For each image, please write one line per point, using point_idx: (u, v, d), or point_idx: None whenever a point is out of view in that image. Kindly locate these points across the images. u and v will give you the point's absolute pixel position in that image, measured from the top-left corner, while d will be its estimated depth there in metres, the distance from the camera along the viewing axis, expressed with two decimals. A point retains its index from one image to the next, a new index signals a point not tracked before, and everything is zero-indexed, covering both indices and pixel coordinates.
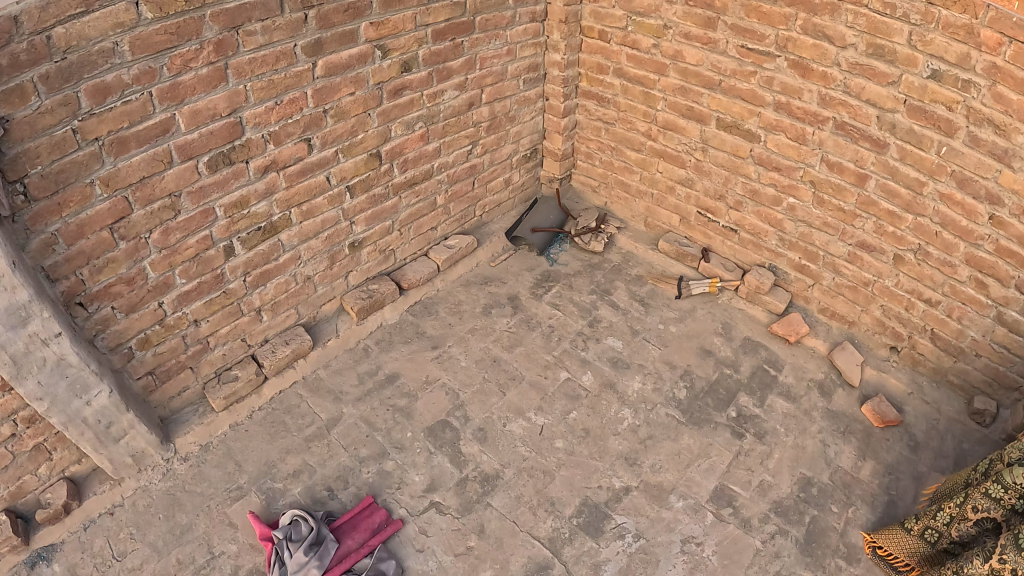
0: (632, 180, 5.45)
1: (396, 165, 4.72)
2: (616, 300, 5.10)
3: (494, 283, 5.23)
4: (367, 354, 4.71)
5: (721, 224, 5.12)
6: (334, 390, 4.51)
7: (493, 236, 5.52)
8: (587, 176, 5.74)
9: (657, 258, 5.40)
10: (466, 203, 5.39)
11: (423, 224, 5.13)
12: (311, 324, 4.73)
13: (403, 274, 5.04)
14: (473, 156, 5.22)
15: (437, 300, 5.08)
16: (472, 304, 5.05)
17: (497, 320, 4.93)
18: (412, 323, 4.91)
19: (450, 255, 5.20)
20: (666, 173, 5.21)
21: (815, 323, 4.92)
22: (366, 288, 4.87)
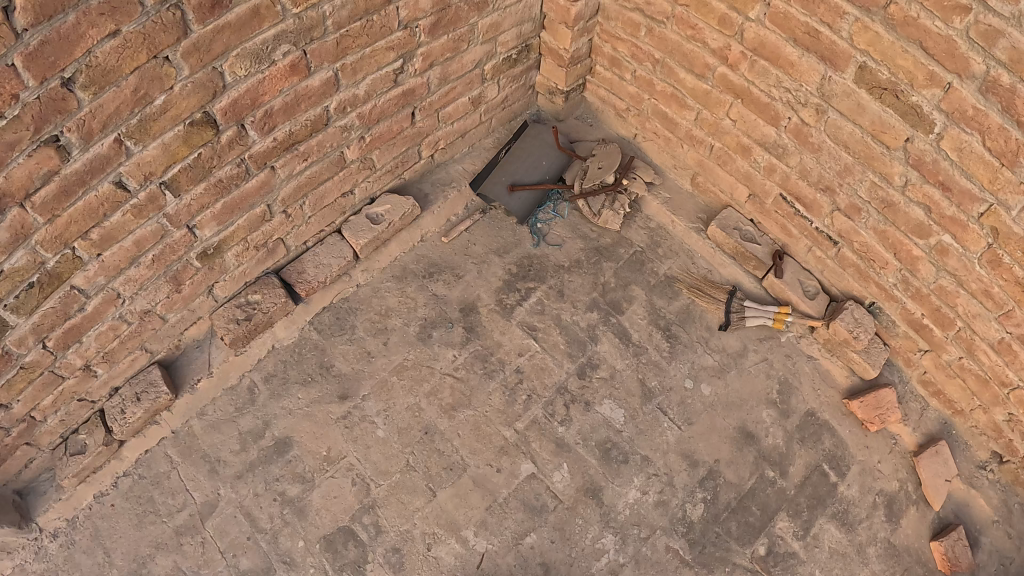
0: (689, 117, 3.37)
1: (247, 124, 2.65)
2: (621, 328, 3.37)
3: (448, 271, 3.52)
4: (251, 402, 3.33)
5: (814, 227, 3.24)
6: (210, 457, 3.23)
7: (448, 191, 3.63)
8: (616, 94, 3.64)
9: (706, 252, 3.59)
10: (402, 145, 3.36)
11: (327, 194, 3.24)
12: (177, 357, 3.31)
13: (300, 273, 3.39)
14: (402, 74, 3.03)
15: (359, 307, 3.48)
16: (404, 320, 3.42)
17: (442, 355, 3.32)
18: (315, 347, 3.42)
19: (372, 237, 3.43)
20: (747, 120, 3.13)
21: (908, 398, 3.36)
22: (245, 301, 3.32)
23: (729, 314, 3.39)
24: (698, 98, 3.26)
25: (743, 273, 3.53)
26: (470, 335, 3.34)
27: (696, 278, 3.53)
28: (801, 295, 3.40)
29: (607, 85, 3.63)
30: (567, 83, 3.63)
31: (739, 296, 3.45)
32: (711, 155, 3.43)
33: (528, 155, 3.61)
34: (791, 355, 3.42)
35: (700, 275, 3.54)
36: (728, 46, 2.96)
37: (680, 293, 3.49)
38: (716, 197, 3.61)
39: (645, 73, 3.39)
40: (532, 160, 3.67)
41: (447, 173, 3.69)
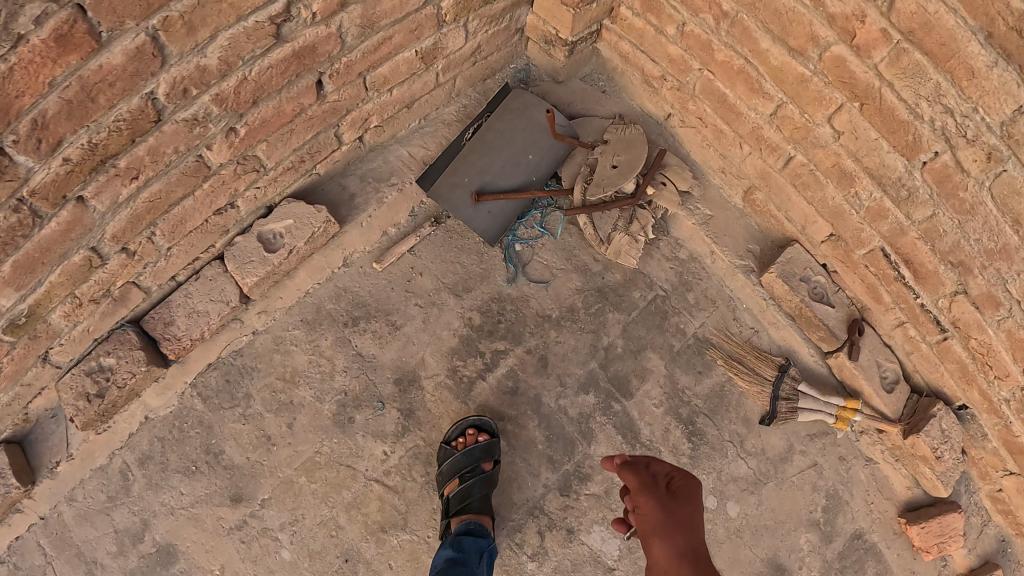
0: (767, 111, 2.24)
1: (6, 146, 1.54)
2: (626, 422, 2.40)
3: (379, 317, 2.44)
4: (126, 493, 2.39)
5: (920, 303, 2.23)
6: (79, 562, 2.35)
7: (382, 192, 2.51)
8: (651, 56, 2.48)
9: (754, 305, 2.54)
10: (301, 129, 2.25)
11: (191, 216, 2.18)
12: (30, 432, 2.31)
13: (165, 326, 2.34)
14: (283, 25, 1.88)
15: (257, 366, 2.45)
16: (315, 393, 2.41)
17: (369, 451, 2.36)
18: (200, 423, 2.44)
19: (266, 272, 2.35)
20: (856, 135, 2.03)
21: (969, 512, 2.51)
22: (98, 366, 2.28)
23: (777, 404, 2.42)
24: (786, 89, 2.13)
25: (799, 338, 2.52)
26: (407, 422, 2.36)
27: (738, 344, 2.50)
28: (878, 387, 2.44)
29: (637, 37, 2.47)
30: (575, 32, 2.45)
31: (791, 375, 2.46)
32: (783, 170, 2.34)
33: (502, 148, 2.44)
34: (845, 459, 2.53)
35: (741, 341, 2.51)
36: (860, 15, 1.79)
37: (712, 365, 2.49)
38: (778, 224, 2.52)
39: (700, 28, 2.22)
40: (511, 152, 2.45)
41: (385, 164, 2.55)
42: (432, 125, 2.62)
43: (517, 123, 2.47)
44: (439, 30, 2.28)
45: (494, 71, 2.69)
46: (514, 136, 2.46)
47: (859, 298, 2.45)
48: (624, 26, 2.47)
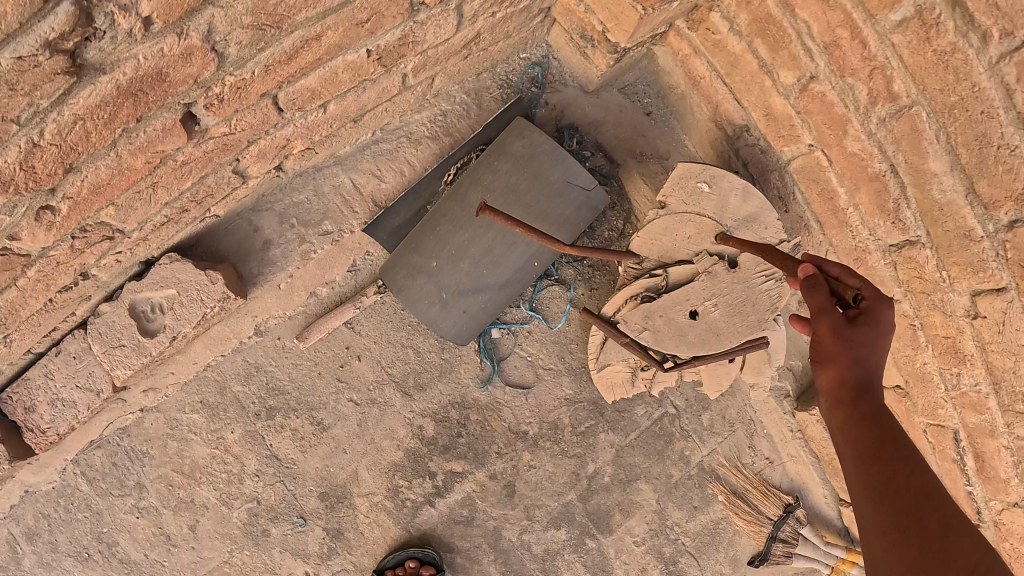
0: (889, 240, 1.56)
1: None
2: (598, 561, 2.04)
3: (302, 413, 1.87)
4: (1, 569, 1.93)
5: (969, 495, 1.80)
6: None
7: (309, 242, 1.81)
8: (737, 95, 1.69)
9: (777, 432, 2.06)
10: (170, 180, 1.46)
11: (21, 300, 1.45)
12: None
13: (26, 413, 1.70)
14: (84, 46, 1.05)
15: (148, 452, 1.88)
16: (222, 494, 1.89)
17: (286, 568, 1.94)
18: (88, 507, 1.89)
19: (147, 361, 1.71)
20: (1000, 329, 1.42)
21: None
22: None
23: (775, 548, 2.05)
24: (934, 230, 1.44)
25: (816, 476, 2.05)
26: (333, 544, 1.91)
27: (748, 477, 2.07)
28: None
29: (725, 62, 1.67)
30: (634, 38, 1.59)
31: (797, 517, 2.05)
32: None
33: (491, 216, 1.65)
34: None
35: (752, 475, 2.07)
36: None
37: (710, 500, 2.08)
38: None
39: (837, 98, 1.45)
40: (504, 226, 1.65)
41: (318, 199, 1.80)
42: (391, 138, 1.81)
43: (519, 184, 1.65)
44: (411, 17, 1.39)
45: (496, 62, 1.83)
46: (509, 207, 1.65)
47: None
48: (708, 40, 1.67)
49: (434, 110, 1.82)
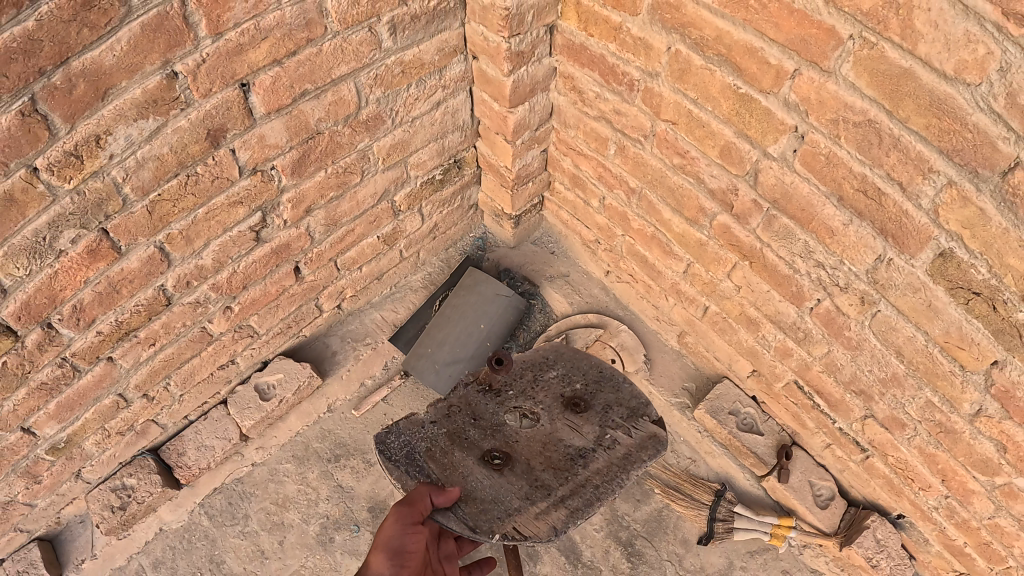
0: (682, 268, 2.68)
1: (54, 323, 2.30)
2: (568, 544, 2.69)
3: (355, 455, 2.85)
4: None
5: (838, 428, 2.64)
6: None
7: (359, 349, 2.92)
8: (581, 220, 2.86)
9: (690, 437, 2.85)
10: (286, 303, 2.72)
11: (200, 370, 2.76)
12: (61, 532, 3.07)
13: (179, 456, 2.88)
14: (263, 230, 2.46)
15: (253, 492, 2.91)
16: (302, 515, 2.83)
17: (345, 567, 2.75)
18: (205, 537, 2.94)
19: (260, 417, 2.81)
20: (752, 289, 2.53)
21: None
22: (121, 484, 2.93)
23: (714, 526, 2.71)
24: (692, 251, 2.61)
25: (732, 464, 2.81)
26: None
27: (675, 474, 2.81)
28: (811, 505, 2.75)
29: (569, 210, 2.89)
30: (517, 207, 2.88)
31: (727, 499, 2.76)
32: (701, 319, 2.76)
33: (462, 313, 2.77)
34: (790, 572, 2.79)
35: (679, 471, 2.81)
36: (733, 188, 2.36)
37: (650, 494, 2.78)
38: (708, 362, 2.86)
39: (618, 204, 2.70)
40: (470, 320, 2.76)
41: (363, 325, 2.95)
42: (401, 292, 3.04)
43: (471, 296, 2.80)
44: (397, 218, 2.75)
45: (457, 241, 3.09)
46: (469, 313, 2.77)
47: (788, 424, 2.79)
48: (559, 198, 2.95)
49: (424, 270, 3.00)
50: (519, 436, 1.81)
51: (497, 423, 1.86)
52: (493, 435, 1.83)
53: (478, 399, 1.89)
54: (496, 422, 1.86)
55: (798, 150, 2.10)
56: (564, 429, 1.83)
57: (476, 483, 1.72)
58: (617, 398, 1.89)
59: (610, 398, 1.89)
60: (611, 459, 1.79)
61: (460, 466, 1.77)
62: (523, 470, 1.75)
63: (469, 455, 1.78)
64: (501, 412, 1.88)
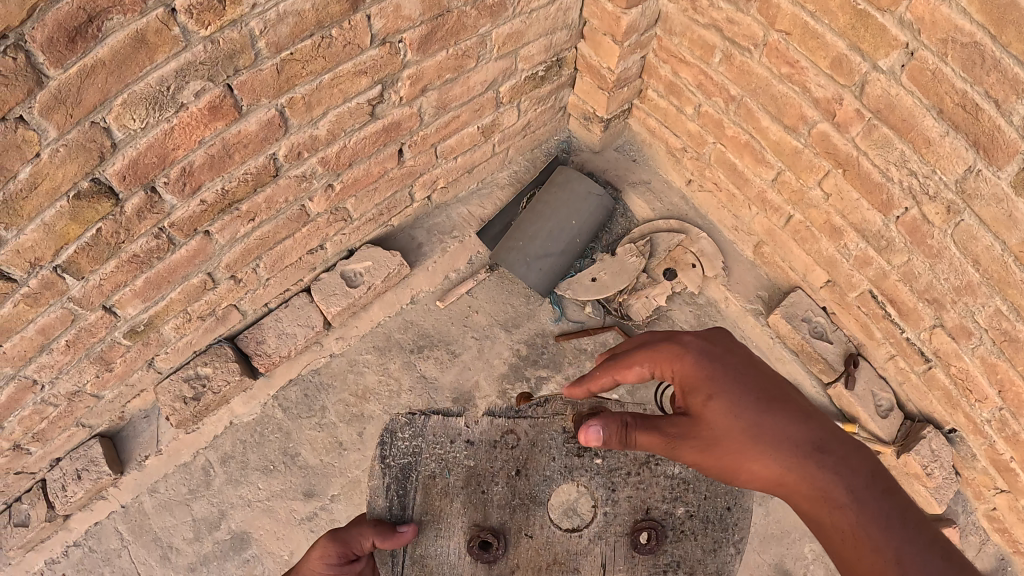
0: (770, 177, 2.85)
1: (160, 187, 2.19)
2: None
3: (440, 346, 2.85)
4: (207, 485, 3.24)
5: (905, 337, 2.86)
6: (163, 543, 3.23)
7: (446, 242, 2.97)
8: (673, 129, 3.07)
9: (762, 342, 3.13)
10: (383, 187, 2.73)
11: (289, 253, 2.74)
12: (124, 428, 3.26)
13: (258, 344, 2.90)
14: (378, 106, 2.44)
15: (333, 384, 2.92)
16: (383, 407, 2.83)
17: None
18: (279, 429, 2.96)
19: (347, 304, 2.82)
20: (843, 198, 2.66)
21: (968, 530, 3.21)
22: (195, 374, 2.94)
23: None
24: (786, 161, 2.74)
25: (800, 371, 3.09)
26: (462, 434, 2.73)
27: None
28: (873, 412, 3.09)
29: (661, 115, 3.06)
30: (610, 110, 2.99)
31: None
32: (786, 228, 2.97)
33: (554, 208, 2.81)
34: None
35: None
36: (839, 98, 2.41)
37: None
38: (782, 273, 3.13)
39: (715, 111, 2.83)
40: (561, 216, 2.80)
41: (450, 218, 3.01)
42: (487, 187, 3.09)
43: (563, 193, 2.83)
44: (497, 109, 2.78)
45: (541, 142, 3.19)
46: (560, 207, 2.80)
47: (855, 336, 3.08)
48: (650, 105, 3.08)
49: (510, 168, 3.13)
50: (527, 537, 2.45)
51: (523, 516, 2.48)
52: (509, 512, 2.47)
53: (505, 480, 2.51)
54: (532, 496, 2.49)
55: (906, 66, 2.16)
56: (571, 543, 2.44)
57: (433, 549, 2.41)
58: (679, 553, 2.48)
59: (672, 549, 2.48)
60: None
61: (448, 524, 2.45)
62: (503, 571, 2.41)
63: (462, 517, 2.47)
64: (538, 503, 2.48)
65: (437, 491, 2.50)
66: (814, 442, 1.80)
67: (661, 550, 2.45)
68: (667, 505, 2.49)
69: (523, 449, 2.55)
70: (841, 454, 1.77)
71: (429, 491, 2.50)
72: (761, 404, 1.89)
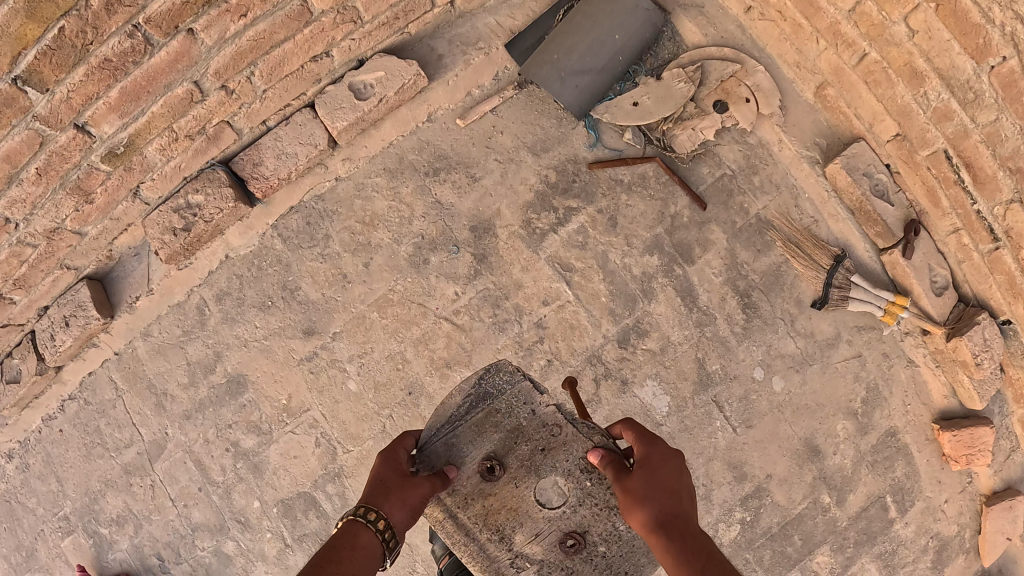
0: (847, 7, 2.50)
1: None
2: (686, 286, 2.64)
3: (459, 167, 2.57)
4: (202, 326, 2.90)
5: (975, 210, 2.61)
6: (157, 390, 2.98)
7: (470, 54, 2.57)
8: None
9: (816, 196, 2.85)
10: None
11: (288, 60, 2.34)
12: (113, 270, 2.89)
13: (254, 167, 2.58)
14: None
15: (337, 211, 2.63)
16: (393, 235, 2.59)
17: (438, 291, 2.62)
18: (278, 262, 2.70)
19: (355, 119, 2.50)
20: (929, 36, 2.32)
21: (1000, 434, 2.93)
22: (185, 204, 2.64)
23: (831, 289, 2.65)
24: None
25: (855, 231, 2.86)
26: (479, 266, 2.59)
27: (797, 230, 2.70)
28: (927, 288, 2.80)
29: None
30: None
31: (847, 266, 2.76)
32: (856, 67, 2.64)
33: (596, 22, 2.49)
34: (889, 357, 2.91)
35: (800, 228, 2.70)
36: None
37: (771, 247, 2.69)
38: (847, 122, 2.82)
39: None
40: (602, 32, 2.49)
41: (475, 31, 2.60)
42: None
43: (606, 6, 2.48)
44: None
45: None
46: (601, 23, 2.48)
47: (920, 202, 2.79)
48: None
49: None
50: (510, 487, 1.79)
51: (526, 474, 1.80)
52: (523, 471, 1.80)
53: (530, 445, 1.83)
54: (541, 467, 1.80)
55: None
56: (487, 545, 1.78)
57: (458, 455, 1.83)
58: (592, 567, 1.74)
59: (577, 569, 1.75)
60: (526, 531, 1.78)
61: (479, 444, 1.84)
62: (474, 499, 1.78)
63: (488, 447, 1.83)
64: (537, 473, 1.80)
65: (489, 421, 1.87)
66: (691, 541, 1.38)
67: (563, 565, 1.76)
68: (613, 525, 1.75)
69: (557, 441, 1.82)
70: (713, 562, 1.35)
71: (485, 420, 1.87)
72: (669, 491, 1.50)
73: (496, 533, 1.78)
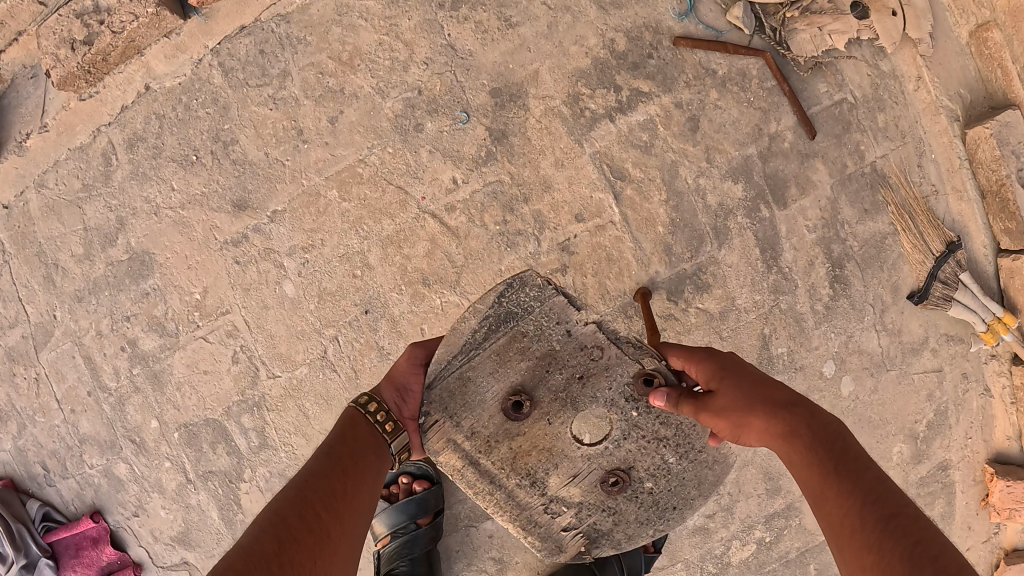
0: None
1: None
2: (767, 236, 1.96)
3: (491, 6, 1.86)
4: (108, 179, 2.01)
5: None
6: (46, 258, 2.06)
7: None
8: None
9: (944, 161, 2.02)
10: None
11: None
12: (3, 95, 2.01)
13: None
14: None
15: (305, 39, 1.89)
16: (381, 82, 1.90)
17: (431, 173, 1.93)
18: (216, 102, 1.94)
19: None
20: None
21: None
22: (91, 7, 1.83)
23: (935, 283, 1.97)
24: None
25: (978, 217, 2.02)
26: (493, 145, 1.91)
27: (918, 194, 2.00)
28: None
29: None
30: None
31: (959, 258, 1.97)
32: None
33: None
34: (968, 379, 2.14)
35: (918, 194, 2.00)
36: None
37: (880, 209, 2.00)
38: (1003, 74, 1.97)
39: None
40: None
41: None
42: None
43: None
44: None
45: None
46: None
47: None
48: None
49: None
50: (543, 424, 1.54)
51: (559, 406, 1.54)
52: (560, 401, 1.54)
53: (565, 374, 1.54)
54: (574, 401, 1.53)
55: None
56: (516, 492, 1.55)
57: (478, 381, 1.53)
58: (637, 505, 1.54)
59: (621, 509, 1.55)
60: (563, 471, 1.55)
61: (503, 368, 1.54)
62: (503, 433, 1.53)
63: (514, 377, 1.53)
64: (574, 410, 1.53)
65: (516, 347, 1.54)
66: (823, 446, 1.14)
67: (605, 507, 1.55)
68: (660, 459, 1.53)
69: (598, 367, 1.54)
70: (855, 476, 1.10)
71: (508, 347, 1.53)
72: (774, 402, 1.22)
73: (527, 479, 1.54)
